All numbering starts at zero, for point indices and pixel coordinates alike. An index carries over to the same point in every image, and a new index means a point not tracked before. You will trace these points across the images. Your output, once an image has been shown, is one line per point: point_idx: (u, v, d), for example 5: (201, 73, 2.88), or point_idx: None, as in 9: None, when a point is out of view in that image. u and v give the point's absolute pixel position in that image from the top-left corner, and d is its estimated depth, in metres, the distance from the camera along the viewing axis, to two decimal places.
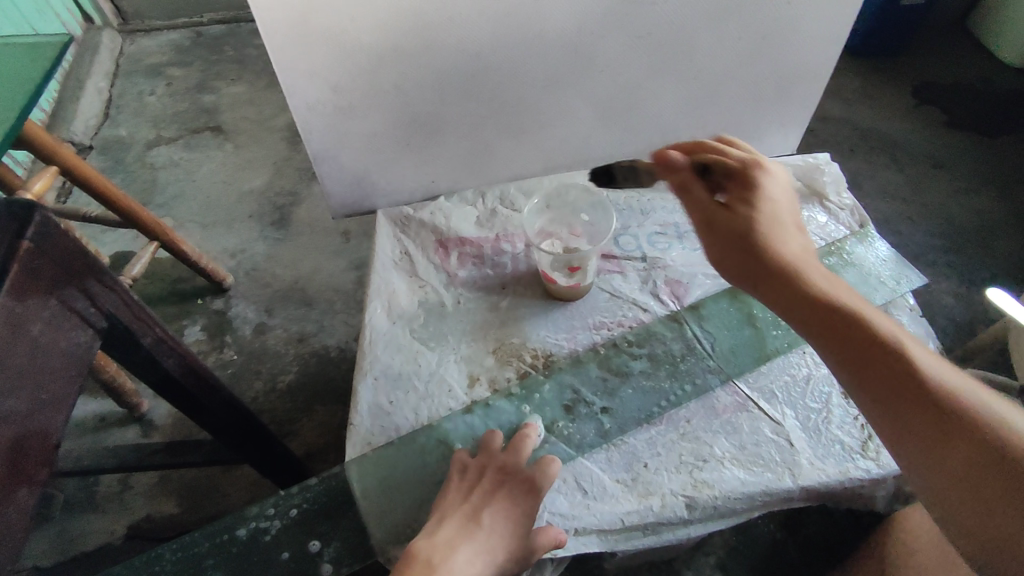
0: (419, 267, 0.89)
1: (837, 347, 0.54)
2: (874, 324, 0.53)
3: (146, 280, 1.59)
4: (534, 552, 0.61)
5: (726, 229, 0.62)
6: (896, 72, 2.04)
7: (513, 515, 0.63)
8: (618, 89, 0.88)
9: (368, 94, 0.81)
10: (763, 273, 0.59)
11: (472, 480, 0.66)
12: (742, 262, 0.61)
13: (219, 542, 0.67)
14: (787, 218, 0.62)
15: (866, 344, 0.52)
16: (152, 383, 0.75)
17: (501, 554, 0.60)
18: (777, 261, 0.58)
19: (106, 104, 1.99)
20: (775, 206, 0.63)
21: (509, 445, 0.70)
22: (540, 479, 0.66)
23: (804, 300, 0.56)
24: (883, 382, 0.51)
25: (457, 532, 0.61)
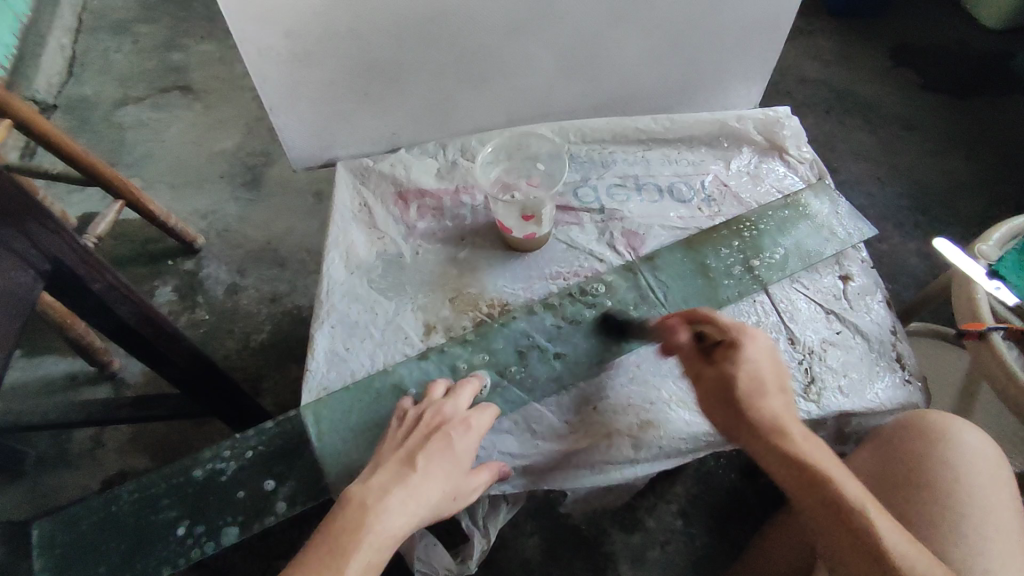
0: (378, 218, 0.89)
1: (811, 508, 0.61)
2: (840, 487, 0.60)
3: (115, 240, 1.57)
4: (472, 492, 0.62)
5: (714, 392, 0.67)
6: (877, 33, 2.02)
7: (450, 456, 0.62)
8: (577, 39, 0.87)
9: (322, 39, 0.79)
10: (746, 435, 0.65)
11: (409, 426, 0.65)
12: (724, 419, 0.66)
13: (176, 482, 0.68)
14: (767, 374, 0.66)
15: (835, 510, 0.60)
16: (109, 329, 0.76)
17: (437, 494, 0.59)
18: (757, 427, 0.64)
19: (70, 61, 1.93)
20: (758, 366, 0.66)
21: (449, 390, 0.70)
22: (476, 420, 0.65)
23: (781, 461, 0.62)
24: (844, 539, 0.59)
25: (393, 474, 0.60)
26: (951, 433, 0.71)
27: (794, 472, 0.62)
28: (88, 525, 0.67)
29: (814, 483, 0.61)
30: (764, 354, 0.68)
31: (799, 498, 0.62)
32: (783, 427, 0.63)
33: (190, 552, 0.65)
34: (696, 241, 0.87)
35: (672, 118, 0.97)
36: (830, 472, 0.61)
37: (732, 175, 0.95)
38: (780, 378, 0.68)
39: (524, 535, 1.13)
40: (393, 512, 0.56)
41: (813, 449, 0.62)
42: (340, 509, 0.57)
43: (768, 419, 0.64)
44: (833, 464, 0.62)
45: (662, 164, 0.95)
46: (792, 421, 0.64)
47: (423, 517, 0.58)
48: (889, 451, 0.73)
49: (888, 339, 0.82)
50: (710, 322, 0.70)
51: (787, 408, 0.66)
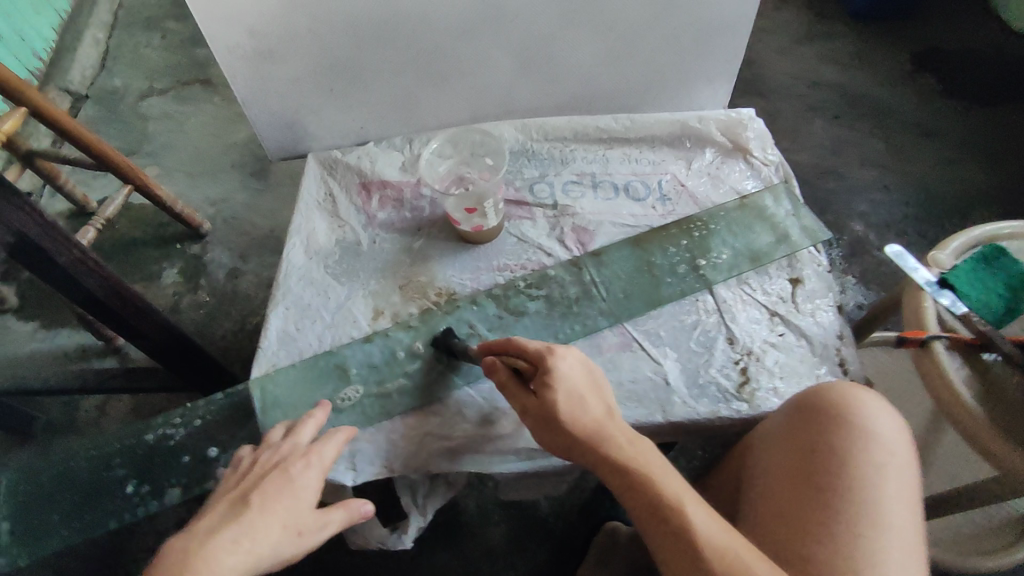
0: (341, 208, 0.93)
1: (639, 517, 0.62)
2: (661, 494, 0.61)
3: (131, 224, 1.67)
4: (322, 524, 0.58)
5: (535, 418, 0.67)
6: (896, 36, 1.96)
7: (290, 492, 0.59)
8: (532, 39, 0.89)
9: (285, 37, 0.84)
10: (572, 450, 0.66)
11: (243, 471, 0.62)
12: (549, 438, 0.67)
13: (128, 445, 0.75)
14: (582, 386, 0.67)
15: (658, 515, 0.61)
16: (81, 301, 0.82)
17: (276, 530, 0.56)
18: (579, 439, 0.65)
19: (103, 55, 2.05)
20: (570, 379, 0.66)
21: (289, 430, 0.67)
22: (318, 449, 0.63)
23: (608, 472, 0.64)
24: (671, 543, 0.60)
25: (224, 516, 0.57)
26: (858, 417, 0.63)
27: (623, 480, 0.63)
28: (49, 479, 0.73)
29: (636, 487, 0.62)
30: (575, 364, 0.68)
31: (629, 503, 0.63)
32: (607, 440, 0.64)
33: (137, 508, 0.71)
34: (645, 238, 0.88)
35: (634, 118, 0.99)
36: (653, 475, 0.62)
37: (691, 175, 0.96)
38: (599, 387, 0.68)
39: (491, 524, 1.16)
40: (222, 555, 0.53)
41: (638, 455, 0.64)
42: (159, 566, 0.53)
43: (591, 430, 0.65)
44: (658, 466, 0.63)
45: (621, 163, 0.97)
46: (617, 430, 0.65)
47: (260, 556, 0.55)
48: (789, 438, 0.65)
49: (832, 344, 0.82)
50: (518, 349, 0.70)
51: (612, 417, 0.66)
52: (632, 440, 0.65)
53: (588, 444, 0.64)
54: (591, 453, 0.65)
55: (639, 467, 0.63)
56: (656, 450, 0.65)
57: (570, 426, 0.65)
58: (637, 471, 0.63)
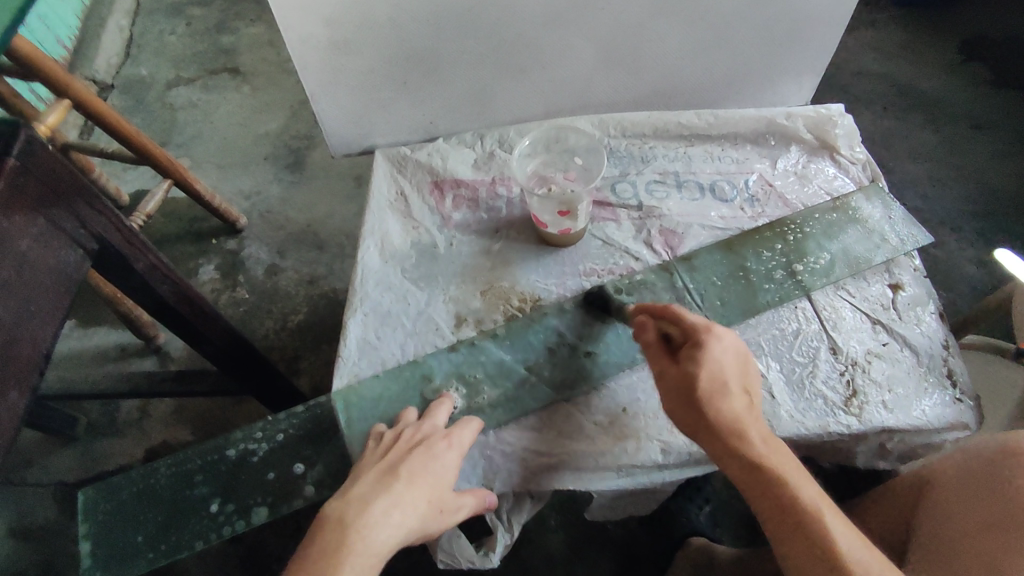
0: (413, 208, 0.89)
1: (771, 517, 0.60)
2: (798, 497, 0.59)
3: (164, 218, 1.63)
4: (460, 507, 0.63)
5: (676, 391, 0.64)
6: (945, 24, 1.90)
7: (434, 469, 0.63)
8: (619, 30, 0.85)
9: (363, 28, 0.79)
10: (704, 437, 0.63)
11: (387, 444, 0.66)
12: (682, 419, 0.64)
13: (210, 460, 0.71)
14: (729, 372, 0.64)
15: (791, 520, 0.59)
16: (151, 307, 0.79)
17: (423, 505, 0.60)
18: (717, 427, 0.62)
19: (126, 42, 1.99)
20: (721, 365, 0.64)
21: (424, 413, 0.70)
22: (459, 436, 0.67)
23: (738, 467, 0.61)
24: (798, 547, 0.58)
25: (374, 486, 0.60)
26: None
27: (757, 475, 0.61)
28: (129, 497, 0.70)
29: (769, 486, 0.60)
30: (732, 351, 0.65)
31: (757, 500, 0.61)
32: (750, 431, 0.62)
33: (223, 528, 0.68)
34: (737, 241, 0.84)
35: (717, 113, 0.94)
36: (787, 474, 0.60)
37: (778, 175, 0.92)
38: (746, 377, 0.65)
39: (548, 531, 1.11)
40: (378, 525, 0.57)
41: (772, 452, 0.61)
42: (319, 527, 0.57)
43: (730, 418, 0.62)
44: (793, 466, 0.61)
45: (704, 160, 0.92)
46: (753, 423, 0.63)
47: (409, 529, 0.59)
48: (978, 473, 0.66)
49: (938, 354, 0.78)
50: (676, 316, 0.68)
51: (750, 410, 0.63)
52: (767, 434, 0.63)
53: (727, 432, 0.62)
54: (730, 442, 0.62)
55: (777, 462, 0.61)
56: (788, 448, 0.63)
57: (711, 411, 0.62)
58: (773, 467, 0.60)
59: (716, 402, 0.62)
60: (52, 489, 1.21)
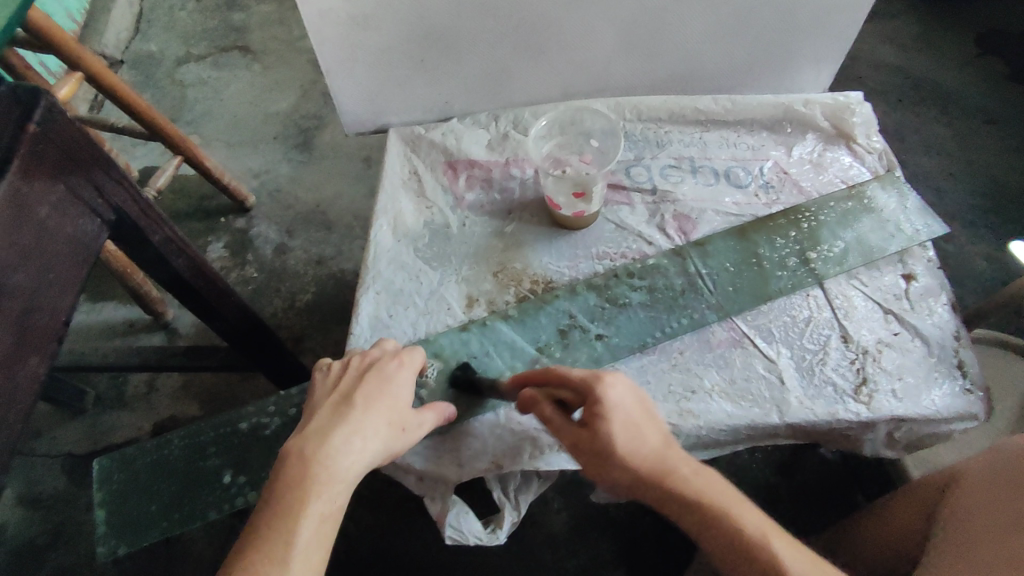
0: (427, 187, 0.89)
1: (720, 556, 0.56)
2: (740, 525, 0.56)
3: (173, 195, 1.63)
4: (421, 420, 0.65)
5: (584, 450, 0.62)
6: (964, 16, 1.87)
7: (388, 391, 0.64)
8: (641, 12, 0.84)
9: (381, 3, 0.78)
10: (634, 487, 0.61)
11: (334, 376, 0.66)
12: (608, 478, 0.62)
13: (223, 433, 0.72)
14: (631, 415, 0.62)
15: (739, 552, 0.55)
16: (165, 280, 0.80)
17: (383, 426, 0.61)
18: (641, 474, 0.60)
19: (137, 17, 1.98)
20: (621, 408, 0.62)
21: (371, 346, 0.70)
22: (406, 357, 0.68)
23: (679, 509, 0.59)
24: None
25: (332, 418, 0.61)
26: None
27: (693, 511, 0.58)
28: (143, 467, 0.71)
29: (705, 525, 0.57)
30: (628, 395, 0.63)
31: (704, 546, 0.57)
32: (672, 472, 0.60)
33: (235, 499, 0.69)
34: (751, 228, 0.84)
35: (734, 100, 0.93)
36: (724, 507, 0.57)
37: (794, 162, 0.91)
38: (652, 415, 0.64)
39: (551, 512, 1.12)
40: (340, 453, 0.58)
41: (704, 488, 0.58)
42: (282, 466, 0.57)
43: (649, 460, 0.60)
44: (726, 494, 0.58)
45: (720, 147, 0.92)
46: (675, 459, 0.61)
47: (374, 449, 0.60)
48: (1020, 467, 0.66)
49: (950, 345, 0.78)
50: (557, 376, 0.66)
51: (668, 447, 0.62)
52: (694, 471, 0.60)
53: (653, 478, 0.60)
54: (658, 488, 0.60)
55: (706, 495, 0.58)
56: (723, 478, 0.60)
57: (631, 466, 0.60)
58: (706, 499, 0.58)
59: (629, 455, 0.61)
60: (61, 459, 1.23)
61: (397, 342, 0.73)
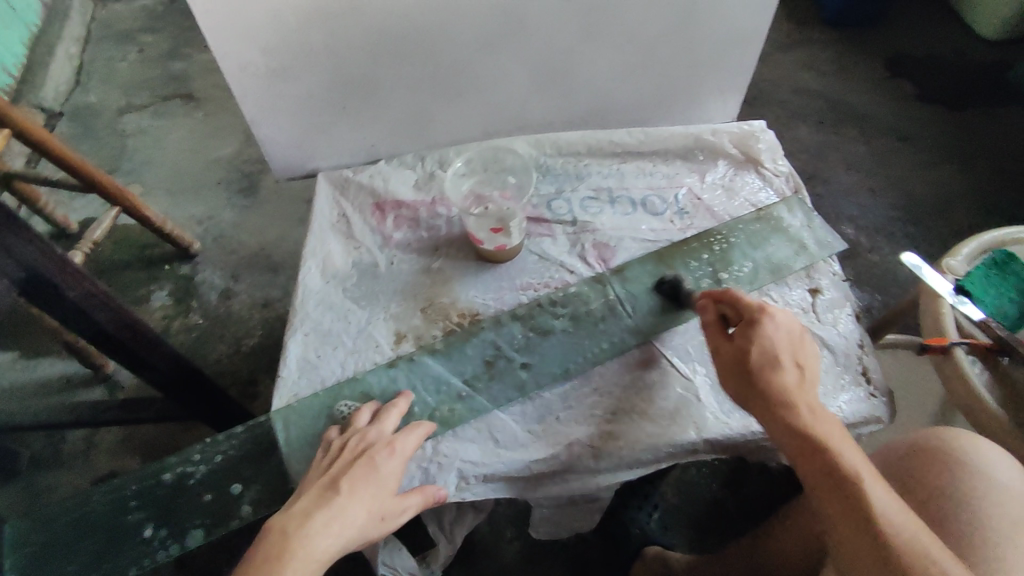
0: (355, 229, 0.91)
1: (816, 482, 0.59)
2: (845, 462, 0.58)
3: (113, 246, 1.61)
4: (406, 511, 0.63)
5: (733, 366, 0.67)
6: (872, 43, 2.00)
7: (375, 479, 0.64)
8: (549, 54, 0.89)
9: (299, 55, 0.82)
10: (755, 404, 0.65)
11: (335, 453, 0.67)
12: (738, 390, 0.66)
13: (145, 484, 0.71)
14: (783, 349, 0.66)
15: (835, 481, 0.58)
16: (95, 338, 0.79)
17: (363, 516, 0.61)
18: (764, 394, 0.64)
19: (76, 70, 1.98)
20: (773, 342, 0.66)
21: (374, 418, 0.72)
22: (402, 443, 0.67)
23: (786, 436, 0.62)
24: (843, 514, 0.57)
25: (316, 500, 0.61)
26: (992, 469, 0.66)
27: (801, 441, 0.61)
28: (65, 525, 0.70)
29: (815, 452, 0.60)
30: (786, 332, 0.67)
31: (803, 474, 0.60)
32: (797, 403, 0.63)
33: (158, 552, 0.68)
34: (666, 253, 0.88)
35: (647, 132, 0.99)
36: (837, 446, 0.59)
37: (706, 188, 0.97)
38: (802, 357, 0.67)
39: (503, 542, 1.12)
40: (316, 537, 0.58)
41: (825, 425, 0.61)
42: (262, 540, 0.58)
43: (780, 388, 0.63)
44: (843, 437, 0.61)
45: (636, 176, 0.97)
46: (805, 396, 0.63)
47: (347, 538, 0.59)
48: (901, 473, 0.70)
49: (854, 353, 0.82)
50: (735, 299, 0.71)
51: (801, 384, 0.65)
52: (820, 408, 0.63)
53: (772, 400, 0.63)
54: (775, 413, 0.63)
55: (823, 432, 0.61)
56: (841, 425, 0.62)
57: (759, 384, 0.64)
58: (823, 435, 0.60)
59: (761, 375, 0.65)
60: None
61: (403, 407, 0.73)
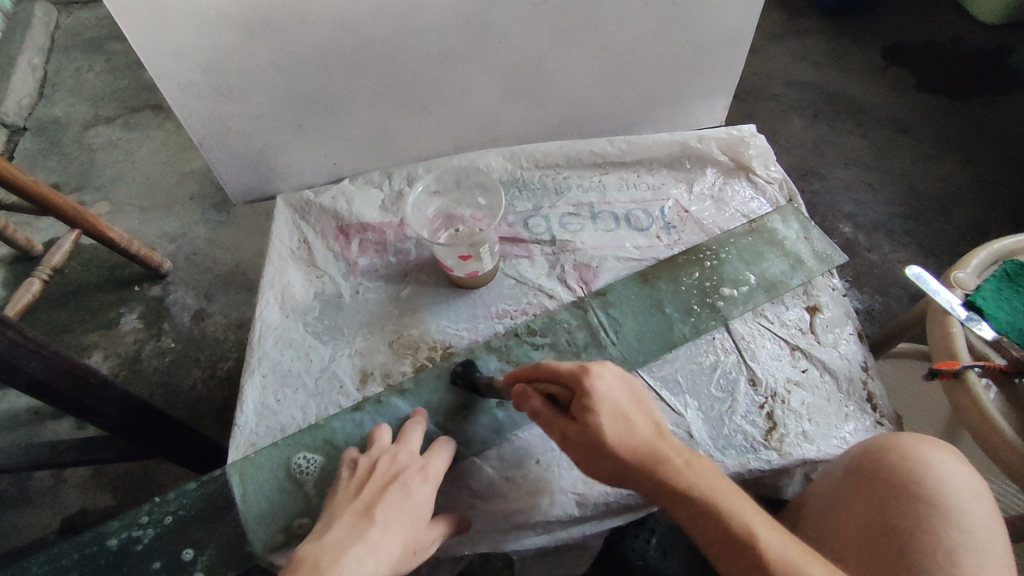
0: (317, 256, 0.84)
1: (711, 548, 0.53)
2: (728, 517, 0.52)
3: (82, 267, 1.54)
4: (433, 541, 0.59)
5: (581, 447, 0.58)
6: (868, 30, 1.92)
7: (409, 508, 0.58)
8: (520, 62, 0.82)
9: (244, 73, 0.75)
10: (627, 475, 0.57)
11: (362, 474, 0.61)
12: (604, 471, 0.58)
13: (88, 553, 0.65)
14: (627, 405, 0.58)
15: (728, 541, 0.52)
16: (28, 390, 0.74)
17: (397, 549, 0.55)
18: (631, 464, 0.56)
19: (40, 82, 1.90)
20: (612, 399, 0.58)
21: (398, 435, 0.66)
22: (433, 467, 0.62)
23: (667, 500, 0.55)
24: (742, 573, 0.51)
25: (349, 530, 0.54)
26: (938, 487, 0.58)
27: (683, 506, 0.54)
28: None
29: (703, 517, 0.53)
30: (617, 380, 0.59)
31: (698, 540, 0.54)
32: (668, 459, 0.56)
33: None
34: (653, 274, 0.82)
35: (629, 140, 0.92)
36: (715, 503, 0.53)
37: (694, 200, 0.90)
38: (644, 403, 0.60)
39: None
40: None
41: (695, 476, 0.55)
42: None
43: (643, 448, 0.56)
44: (720, 484, 0.55)
45: (619, 189, 0.90)
46: (669, 449, 0.57)
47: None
48: (851, 497, 0.62)
49: (858, 377, 0.76)
50: (545, 372, 0.61)
51: (662, 434, 0.58)
52: (695, 462, 0.56)
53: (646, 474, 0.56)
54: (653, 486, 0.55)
55: (700, 489, 0.54)
56: (717, 471, 0.56)
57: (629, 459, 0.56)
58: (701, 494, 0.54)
59: (621, 446, 0.56)
60: None
61: (422, 423, 0.67)
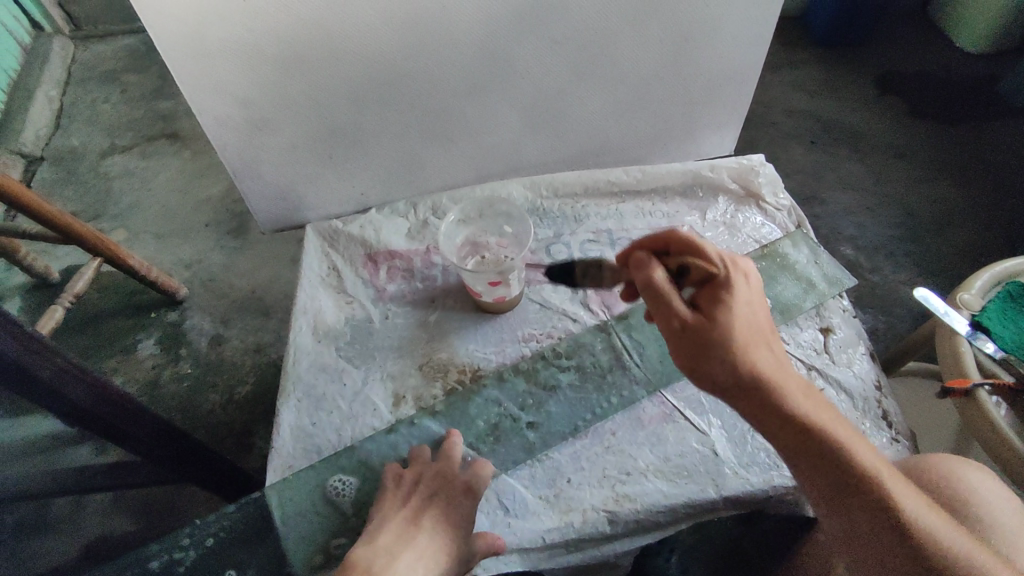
0: (347, 283, 0.87)
1: (824, 476, 0.54)
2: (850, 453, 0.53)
3: (99, 293, 1.56)
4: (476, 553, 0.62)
5: (697, 343, 0.56)
6: (860, 60, 2.00)
7: (452, 518, 0.64)
8: (542, 95, 0.86)
9: (280, 107, 0.79)
10: (740, 393, 0.56)
11: (409, 489, 0.67)
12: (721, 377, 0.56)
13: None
14: (756, 321, 0.58)
15: (847, 477, 0.53)
16: (67, 415, 0.75)
17: (442, 556, 0.61)
18: (755, 383, 0.55)
19: (57, 113, 1.94)
20: (747, 310, 0.58)
21: (440, 452, 0.71)
22: (474, 482, 0.68)
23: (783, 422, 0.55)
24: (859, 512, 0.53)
25: (396, 536, 0.61)
26: (975, 510, 0.61)
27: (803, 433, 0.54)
28: None
29: (823, 446, 0.54)
30: (758, 295, 0.60)
31: (809, 468, 0.55)
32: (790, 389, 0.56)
33: None
34: None
35: (644, 169, 0.96)
36: (840, 438, 0.54)
37: (708, 226, 0.94)
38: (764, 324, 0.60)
39: None
40: None
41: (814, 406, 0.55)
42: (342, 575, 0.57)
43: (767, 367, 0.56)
44: (834, 419, 0.56)
45: (636, 216, 0.94)
46: (789, 375, 0.57)
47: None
48: None
49: (872, 395, 0.79)
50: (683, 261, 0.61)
51: (778, 357, 0.58)
52: (809, 392, 0.57)
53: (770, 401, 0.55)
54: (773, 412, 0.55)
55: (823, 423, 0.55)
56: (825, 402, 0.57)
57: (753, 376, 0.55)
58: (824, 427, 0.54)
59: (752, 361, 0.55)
60: None
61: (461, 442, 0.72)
